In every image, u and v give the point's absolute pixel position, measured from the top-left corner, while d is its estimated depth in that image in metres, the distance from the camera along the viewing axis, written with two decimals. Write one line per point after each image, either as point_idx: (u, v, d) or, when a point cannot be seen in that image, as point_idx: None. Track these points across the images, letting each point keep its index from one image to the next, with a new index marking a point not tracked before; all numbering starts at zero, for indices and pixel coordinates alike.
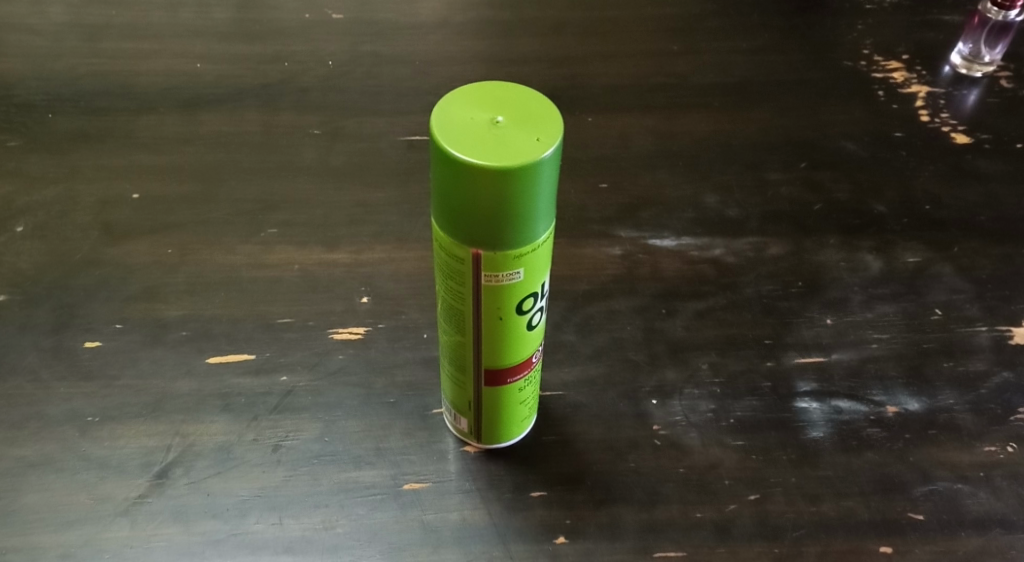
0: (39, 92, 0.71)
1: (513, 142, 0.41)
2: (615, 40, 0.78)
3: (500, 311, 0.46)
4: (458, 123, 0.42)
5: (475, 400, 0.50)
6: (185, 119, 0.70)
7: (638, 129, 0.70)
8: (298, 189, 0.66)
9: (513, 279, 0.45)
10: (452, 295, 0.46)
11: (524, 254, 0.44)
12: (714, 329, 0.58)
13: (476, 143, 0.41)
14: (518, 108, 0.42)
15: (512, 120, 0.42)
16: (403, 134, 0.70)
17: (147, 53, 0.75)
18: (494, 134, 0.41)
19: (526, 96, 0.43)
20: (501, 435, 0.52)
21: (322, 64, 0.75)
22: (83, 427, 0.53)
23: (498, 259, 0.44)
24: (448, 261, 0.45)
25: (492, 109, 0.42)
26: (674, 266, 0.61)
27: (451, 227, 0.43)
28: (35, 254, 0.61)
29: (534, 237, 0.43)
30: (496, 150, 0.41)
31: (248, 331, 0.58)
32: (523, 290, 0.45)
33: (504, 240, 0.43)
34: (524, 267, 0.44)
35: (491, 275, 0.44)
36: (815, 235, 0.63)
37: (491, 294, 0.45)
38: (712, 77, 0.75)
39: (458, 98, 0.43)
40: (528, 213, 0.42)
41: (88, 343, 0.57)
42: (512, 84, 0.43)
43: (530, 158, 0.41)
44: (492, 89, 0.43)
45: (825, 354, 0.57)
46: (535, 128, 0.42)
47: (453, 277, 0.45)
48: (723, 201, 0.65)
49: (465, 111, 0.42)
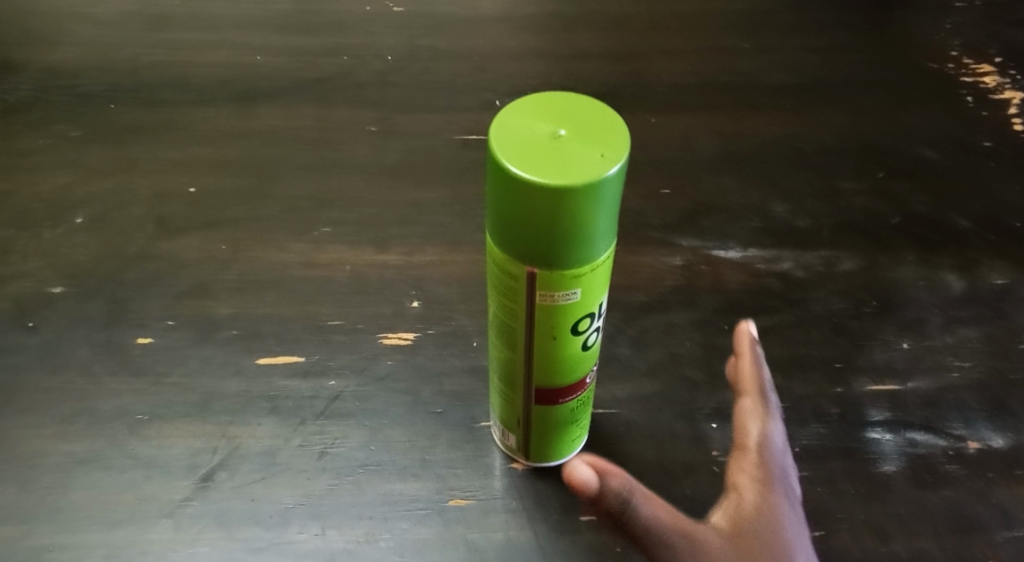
0: (100, 82, 0.70)
1: (574, 157, 0.39)
2: (683, 35, 0.74)
3: (555, 330, 0.44)
4: (517, 136, 0.40)
5: (525, 417, 0.49)
6: (242, 113, 0.69)
7: (704, 131, 0.67)
8: (351, 188, 0.64)
9: (570, 298, 0.43)
10: (505, 311, 0.44)
11: (582, 273, 0.42)
12: (779, 348, 0.55)
13: (536, 158, 0.39)
14: (581, 120, 0.40)
15: (574, 134, 0.40)
16: (459, 132, 0.68)
17: (205, 43, 0.73)
18: (555, 148, 0.39)
19: (589, 108, 0.41)
20: (550, 453, 0.50)
21: (380, 59, 0.73)
22: (133, 424, 0.53)
23: (555, 278, 0.42)
24: (502, 276, 0.43)
25: (552, 121, 0.40)
26: (738, 278, 0.58)
27: (506, 244, 0.41)
28: (91, 246, 0.61)
29: (594, 256, 0.41)
30: (557, 166, 0.39)
31: (297, 332, 0.57)
32: (579, 310, 0.43)
33: (562, 259, 0.41)
34: (582, 287, 0.42)
35: (546, 294, 0.42)
36: (891, 251, 0.60)
37: (546, 313, 0.43)
38: (785, 76, 0.71)
39: (517, 109, 0.41)
40: (587, 233, 0.40)
41: (139, 339, 0.56)
42: (574, 94, 0.42)
43: (592, 175, 0.39)
44: (554, 100, 0.41)
45: (900, 382, 0.53)
46: (599, 143, 0.40)
47: (506, 294, 0.43)
48: (793, 211, 0.62)
49: (524, 124, 0.40)
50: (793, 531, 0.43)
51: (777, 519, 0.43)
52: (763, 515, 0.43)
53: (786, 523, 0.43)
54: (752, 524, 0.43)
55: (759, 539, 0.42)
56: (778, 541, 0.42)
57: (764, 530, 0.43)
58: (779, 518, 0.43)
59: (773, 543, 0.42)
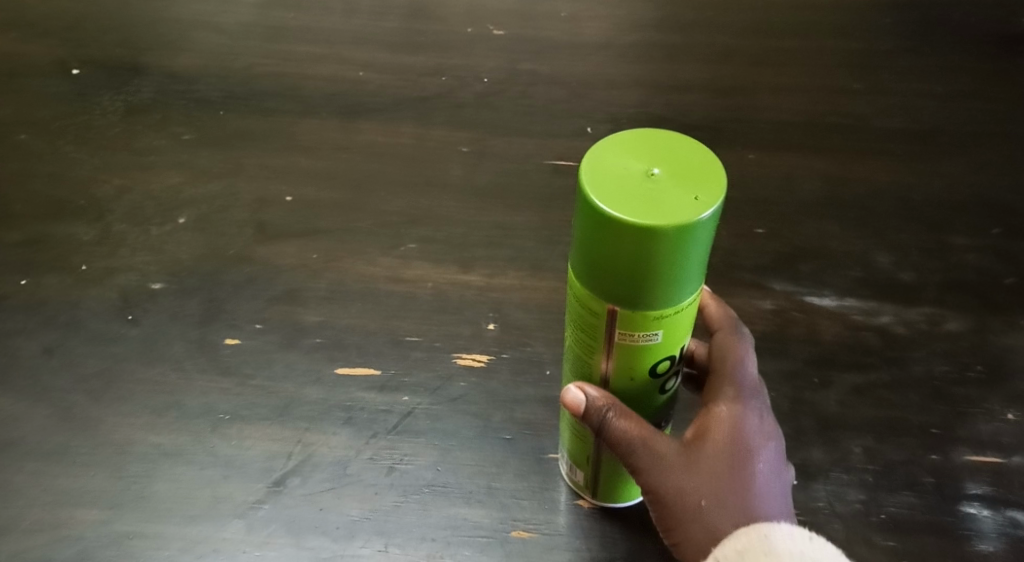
0: (215, 88, 0.73)
1: (667, 199, 0.38)
2: (792, 71, 0.72)
3: (633, 371, 0.44)
4: (610, 172, 0.39)
5: (595, 455, 0.48)
6: (344, 126, 0.70)
7: (808, 171, 0.64)
8: (442, 207, 0.65)
9: (651, 340, 0.42)
10: (583, 347, 0.44)
11: (665, 316, 0.41)
12: (872, 410, 0.52)
13: (628, 197, 0.38)
14: (677, 159, 0.39)
15: (668, 174, 0.39)
16: (552, 157, 0.68)
17: (314, 57, 0.75)
18: (647, 188, 0.38)
19: (686, 146, 0.40)
20: (619, 495, 0.50)
21: (479, 81, 0.73)
22: (215, 423, 0.54)
23: (637, 318, 0.41)
24: (582, 312, 0.42)
25: (646, 158, 0.39)
26: (833, 330, 0.56)
27: (589, 280, 0.40)
28: (193, 246, 0.63)
29: (679, 300, 0.40)
30: (649, 207, 0.38)
31: (377, 346, 0.57)
32: (659, 352, 0.43)
33: (645, 301, 0.40)
34: (664, 329, 0.42)
35: (626, 334, 0.42)
36: (1004, 315, 0.56)
37: (625, 353, 0.43)
38: (900, 120, 0.68)
39: (611, 144, 0.40)
40: (673, 277, 0.39)
41: (229, 339, 0.58)
42: (670, 131, 0.40)
43: (685, 218, 0.37)
44: (649, 136, 0.40)
45: (1004, 456, 0.51)
46: (694, 185, 0.38)
47: (585, 330, 0.43)
48: (897, 262, 0.59)
49: (617, 160, 0.39)
50: (753, 440, 0.46)
51: (736, 431, 0.45)
52: (726, 425, 0.46)
53: (746, 431, 0.46)
54: (711, 433, 0.46)
55: (714, 446, 0.45)
56: (734, 449, 0.45)
57: (722, 441, 0.45)
58: (743, 426, 0.46)
59: (726, 452, 0.45)
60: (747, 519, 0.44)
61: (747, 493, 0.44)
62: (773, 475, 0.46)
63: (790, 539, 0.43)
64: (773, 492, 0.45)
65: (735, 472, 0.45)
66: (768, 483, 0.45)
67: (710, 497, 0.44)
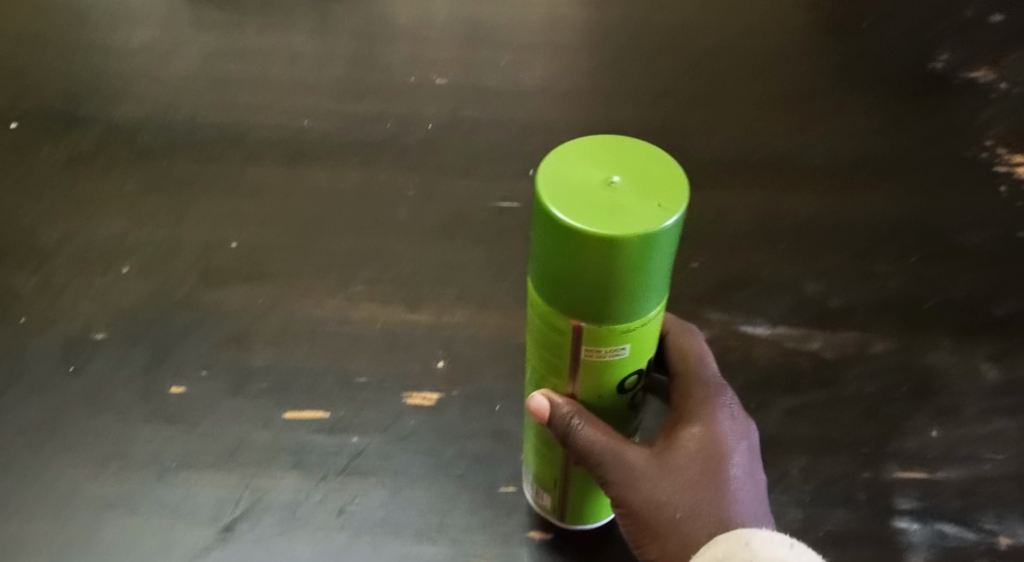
0: (159, 138, 0.73)
1: (628, 207, 0.40)
2: (722, 111, 0.75)
3: (602, 388, 0.46)
4: (571, 182, 0.40)
5: (562, 478, 0.50)
6: (291, 172, 0.71)
7: (740, 206, 0.67)
8: (390, 248, 0.66)
9: (618, 354, 0.44)
10: (549, 364, 0.46)
11: (632, 329, 0.43)
12: (810, 428, 0.55)
13: (590, 206, 0.40)
14: (636, 167, 0.41)
15: (628, 181, 0.41)
16: (496, 198, 0.69)
17: (259, 106, 0.76)
18: (608, 196, 0.40)
19: (643, 153, 0.42)
20: (588, 516, 0.52)
21: (423, 127, 0.74)
22: (161, 470, 0.54)
23: (605, 334, 0.43)
24: (548, 331, 0.44)
25: (605, 167, 0.41)
26: (768, 356, 0.58)
27: (555, 298, 0.42)
28: (137, 292, 0.63)
29: (644, 313, 0.42)
30: (612, 216, 0.39)
31: (326, 386, 0.58)
32: (626, 365, 0.45)
33: (613, 316, 0.42)
34: (630, 343, 0.44)
35: (593, 350, 0.44)
36: (927, 335, 0.59)
37: (593, 368, 0.45)
38: (822, 155, 0.71)
39: (569, 154, 0.42)
40: (640, 287, 0.41)
41: (174, 387, 0.58)
42: (627, 139, 0.42)
43: (649, 226, 0.39)
44: (607, 144, 0.42)
45: (931, 470, 0.53)
46: (654, 192, 0.40)
47: (550, 347, 0.45)
48: (827, 289, 0.62)
49: (577, 170, 0.41)
50: (726, 454, 0.48)
51: (710, 445, 0.48)
52: (700, 441, 0.48)
53: (712, 438, 0.49)
54: (686, 448, 0.48)
55: (688, 460, 0.48)
56: (709, 463, 0.48)
57: (697, 454, 0.48)
58: (716, 441, 0.49)
59: (701, 465, 0.48)
60: (720, 527, 0.47)
61: (721, 504, 0.47)
62: (743, 480, 0.49)
63: (770, 542, 0.45)
64: (745, 502, 0.48)
65: (709, 484, 0.47)
66: (738, 489, 0.48)
67: (685, 508, 0.47)
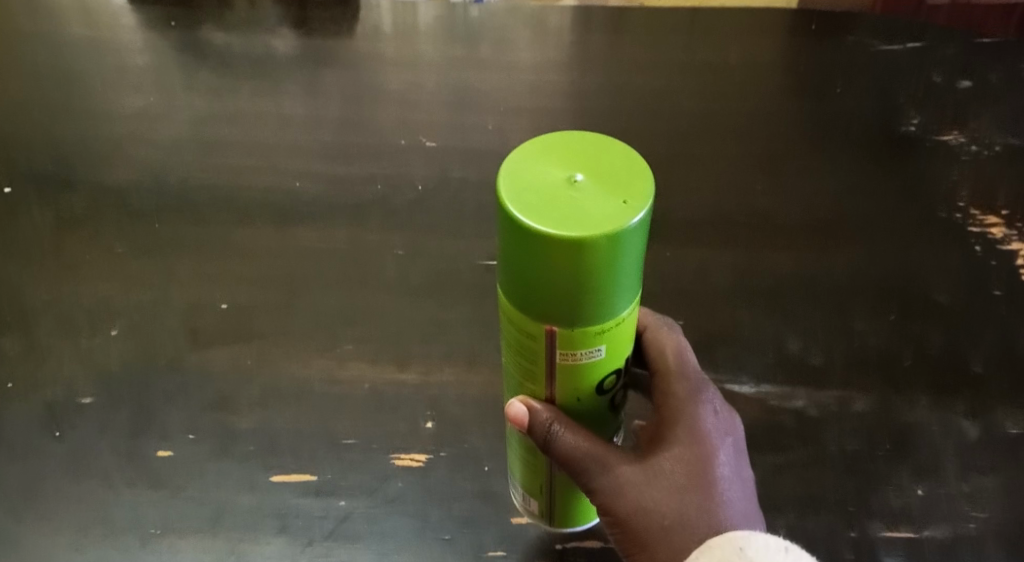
0: (149, 201, 0.74)
1: (593, 206, 0.40)
2: (704, 168, 0.76)
3: (579, 391, 0.47)
4: (534, 184, 0.41)
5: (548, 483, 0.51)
6: (280, 233, 0.71)
7: (721, 262, 0.68)
8: (378, 306, 0.66)
9: (594, 355, 0.45)
10: (525, 368, 0.46)
11: (606, 329, 0.44)
12: (793, 487, 0.56)
13: (554, 207, 0.40)
14: (598, 165, 0.42)
15: (592, 179, 0.41)
16: (482, 256, 0.70)
17: (249, 168, 0.76)
18: (572, 195, 0.41)
19: (603, 150, 0.43)
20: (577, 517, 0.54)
21: (412, 187, 0.75)
22: (145, 536, 0.54)
23: (578, 336, 0.44)
24: (521, 336, 0.45)
25: (568, 167, 0.42)
26: (750, 413, 0.59)
27: (526, 302, 0.43)
28: (123, 354, 0.63)
29: (617, 312, 0.43)
30: (576, 216, 0.40)
31: (312, 448, 0.58)
32: (601, 365, 0.46)
33: (586, 317, 0.43)
34: (605, 344, 0.45)
35: (569, 353, 0.45)
36: (904, 393, 0.60)
37: (569, 371, 0.46)
38: (798, 214, 0.72)
39: (530, 156, 0.42)
40: (610, 286, 0.42)
41: (160, 451, 0.58)
42: (587, 137, 0.43)
43: (616, 224, 0.40)
44: (569, 144, 0.43)
45: (915, 529, 0.54)
46: (618, 190, 0.41)
47: (525, 353, 0.45)
48: (807, 346, 0.62)
49: (540, 171, 0.42)
50: (711, 455, 0.49)
51: (694, 448, 0.49)
52: (685, 444, 0.49)
53: (698, 441, 0.49)
54: (671, 452, 0.49)
55: (674, 464, 0.49)
56: (695, 465, 0.49)
57: (682, 457, 0.49)
58: (700, 443, 0.49)
59: (687, 468, 0.49)
60: (711, 530, 0.48)
61: (710, 506, 0.48)
62: (732, 480, 0.49)
63: (766, 549, 0.46)
64: (734, 502, 0.49)
65: (697, 487, 0.48)
66: (726, 489, 0.49)
67: (675, 513, 0.48)
